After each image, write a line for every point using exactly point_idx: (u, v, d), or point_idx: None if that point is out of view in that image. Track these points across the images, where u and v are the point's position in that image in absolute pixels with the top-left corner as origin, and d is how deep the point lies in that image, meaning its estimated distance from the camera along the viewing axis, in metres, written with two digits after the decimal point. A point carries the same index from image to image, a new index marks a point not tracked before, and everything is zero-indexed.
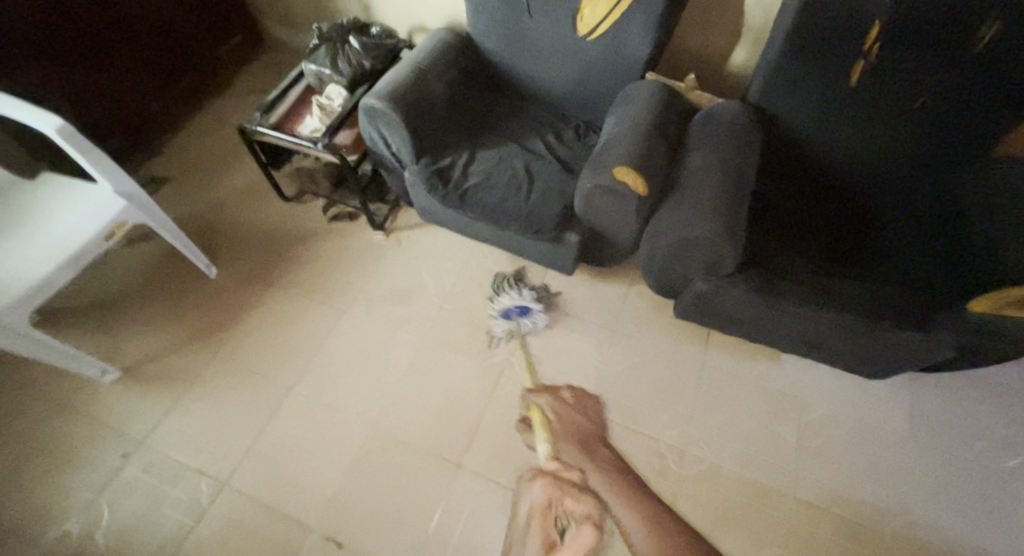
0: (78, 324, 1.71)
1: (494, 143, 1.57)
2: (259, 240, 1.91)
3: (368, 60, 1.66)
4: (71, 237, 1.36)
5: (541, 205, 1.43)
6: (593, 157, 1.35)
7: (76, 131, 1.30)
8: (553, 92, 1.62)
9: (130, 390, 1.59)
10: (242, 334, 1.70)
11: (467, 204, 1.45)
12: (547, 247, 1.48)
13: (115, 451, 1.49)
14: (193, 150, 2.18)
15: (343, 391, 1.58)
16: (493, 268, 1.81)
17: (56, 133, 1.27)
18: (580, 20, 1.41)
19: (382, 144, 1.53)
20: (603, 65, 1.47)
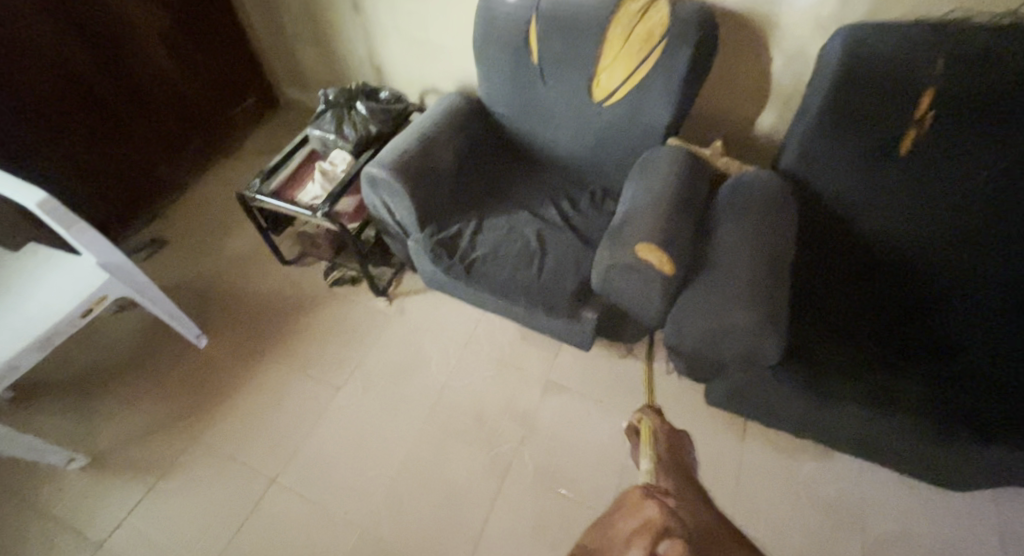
0: (52, 403, 1.57)
1: (504, 210, 1.46)
2: (254, 308, 1.80)
3: (375, 126, 1.58)
4: (45, 314, 1.26)
5: (554, 279, 1.30)
6: (612, 229, 1.23)
7: (60, 204, 1.22)
8: (567, 157, 1.52)
9: (97, 481, 1.43)
10: (227, 415, 1.55)
11: (474, 279, 1.33)
12: (562, 325, 1.34)
13: (72, 554, 1.32)
14: (194, 212, 2.11)
15: (335, 486, 1.42)
16: (503, 342, 1.67)
17: (39, 208, 1.19)
18: (596, 86, 1.33)
19: (386, 213, 1.43)
20: (621, 130, 1.38)
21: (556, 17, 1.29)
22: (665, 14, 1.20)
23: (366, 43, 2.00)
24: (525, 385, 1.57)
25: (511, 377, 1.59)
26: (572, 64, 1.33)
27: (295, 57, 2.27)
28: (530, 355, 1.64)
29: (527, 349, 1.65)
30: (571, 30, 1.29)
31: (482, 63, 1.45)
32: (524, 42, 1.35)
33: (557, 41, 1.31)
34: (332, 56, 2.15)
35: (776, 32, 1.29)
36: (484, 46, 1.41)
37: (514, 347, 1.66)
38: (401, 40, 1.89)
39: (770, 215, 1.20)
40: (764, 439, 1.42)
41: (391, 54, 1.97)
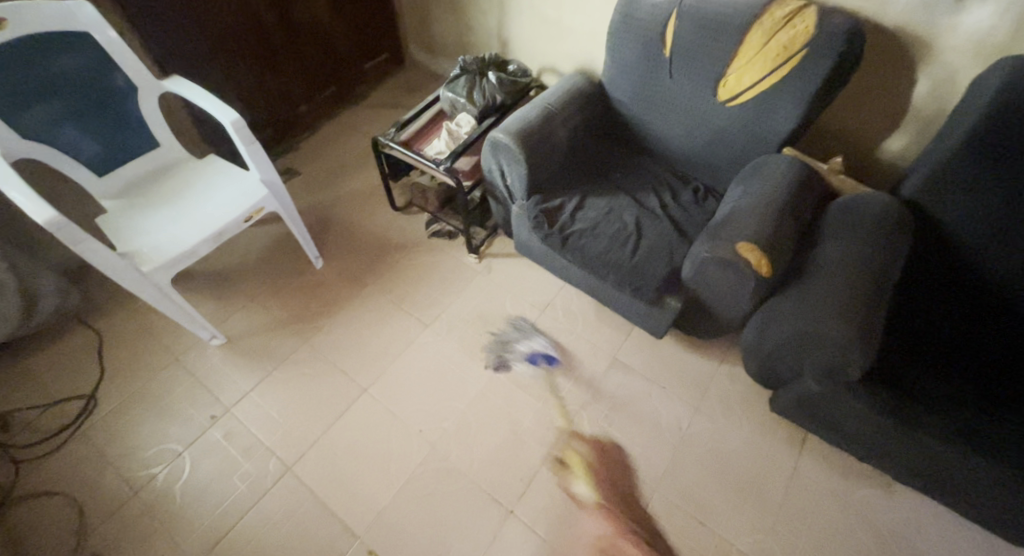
0: (199, 290, 1.89)
1: (608, 191, 1.54)
2: (365, 242, 2.02)
3: (501, 95, 1.68)
4: (220, 214, 1.53)
5: (646, 263, 1.37)
6: (713, 227, 1.28)
7: (247, 126, 1.48)
8: (676, 150, 1.56)
9: (228, 358, 1.73)
10: (330, 329, 1.79)
11: (570, 249, 1.44)
12: (643, 307, 1.42)
13: (205, 411, 1.62)
14: (324, 148, 2.36)
15: (412, 409, 1.61)
16: (579, 314, 1.78)
17: (231, 125, 1.46)
18: (723, 85, 1.36)
19: (499, 177, 1.56)
20: (738, 132, 1.40)
21: (697, 13, 1.32)
22: (811, 24, 1.20)
23: (499, 15, 2.11)
24: (592, 359, 1.68)
25: (580, 349, 1.70)
26: (703, 60, 1.36)
27: (430, 19, 2.42)
28: (601, 332, 1.73)
29: (599, 327, 1.74)
30: (708, 27, 1.32)
31: (612, 49, 1.51)
32: (659, 34, 1.39)
33: (693, 38, 1.35)
34: (464, 24, 2.29)
35: (925, 54, 1.25)
36: (619, 33, 1.47)
37: (587, 322, 1.76)
38: (532, 16, 1.98)
39: (878, 238, 1.19)
40: (820, 459, 1.44)
41: (520, 28, 2.07)
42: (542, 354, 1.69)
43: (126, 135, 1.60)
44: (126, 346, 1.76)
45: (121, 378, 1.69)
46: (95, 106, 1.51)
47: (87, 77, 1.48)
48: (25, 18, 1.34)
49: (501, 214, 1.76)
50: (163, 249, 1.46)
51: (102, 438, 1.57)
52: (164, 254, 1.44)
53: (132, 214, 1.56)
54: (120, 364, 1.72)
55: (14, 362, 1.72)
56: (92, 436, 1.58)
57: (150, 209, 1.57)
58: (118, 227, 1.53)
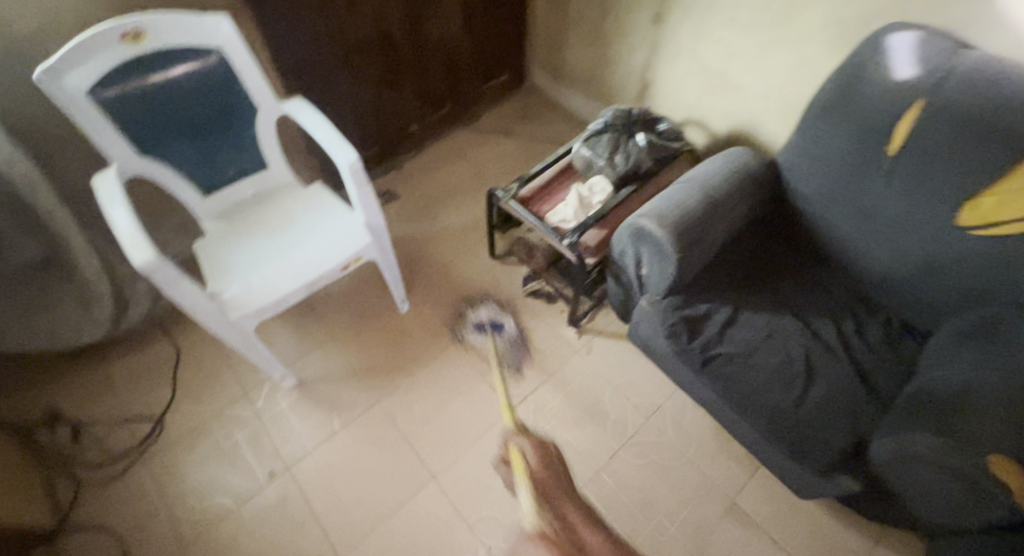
0: (278, 316, 1.77)
1: (769, 306, 1.21)
2: (456, 290, 1.82)
3: (649, 163, 1.42)
4: (316, 260, 1.37)
5: (819, 423, 1.04)
6: (937, 407, 0.92)
7: (363, 170, 1.30)
8: (866, 269, 1.20)
9: (297, 405, 1.59)
10: (406, 391, 1.60)
11: (713, 378, 1.13)
12: (801, 474, 1.09)
13: (265, 465, 1.49)
14: (428, 172, 2.18)
15: (485, 514, 1.39)
16: (692, 431, 1.47)
17: (347, 167, 1.28)
18: (970, 208, 1.00)
19: (632, 263, 1.27)
20: (979, 273, 1.03)
21: (954, 110, 0.98)
22: None
23: (648, 54, 1.81)
24: (703, 496, 1.37)
25: (690, 481, 1.40)
26: (950, 172, 1.01)
27: (565, 46, 2.17)
28: (718, 464, 1.42)
29: (716, 455, 1.43)
30: (967, 130, 0.97)
31: (810, 129, 1.18)
32: (888, 125, 1.06)
33: (942, 141, 1.00)
34: (602, 57, 2.01)
35: None
36: (826, 113, 1.14)
37: (702, 445, 1.45)
38: (691, 61, 1.66)
39: None
40: None
41: (672, 72, 1.76)
42: (490, 321, 1.73)
43: (238, 156, 1.46)
44: (199, 371, 1.66)
45: (188, 406, 1.59)
46: (213, 124, 1.37)
47: (211, 95, 1.32)
48: (163, 30, 1.20)
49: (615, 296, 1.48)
50: (252, 294, 1.32)
51: (161, 473, 1.48)
52: (253, 301, 1.30)
53: (228, 243, 1.44)
54: (190, 389, 1.63)
55: (96, 365, 1.67)
56: (153, 467, 1.49)
57: (246, 240, 1.44)
58: (212, 258, 1.40)
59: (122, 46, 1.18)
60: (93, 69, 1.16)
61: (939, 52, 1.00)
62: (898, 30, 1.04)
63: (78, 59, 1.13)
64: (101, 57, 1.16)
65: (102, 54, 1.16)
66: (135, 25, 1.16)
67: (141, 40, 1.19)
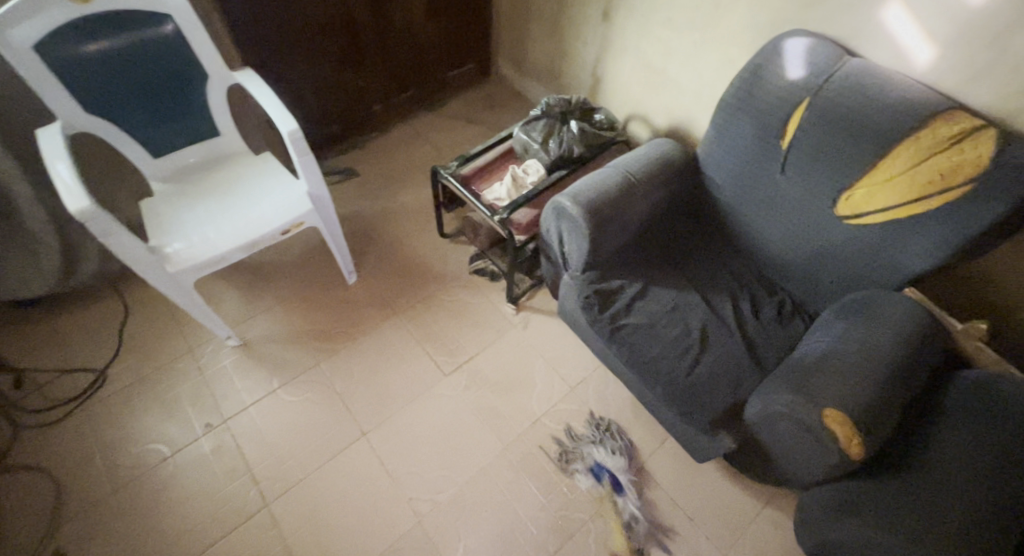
0: (229, 279, 1.82)
1: (676, 283, 1.31)
2: (403, 264, 1.89)
3: (579, 148, 1.50)
4: (258, 222, 1.43)
5: (704, 387, 1.15)
6: (799, 371, 1.03)
7: (304, 139, 1.36)
8: (766, 253, 1.31)
9: (239, 363, 1.65)
10: (346, 356, 1.67)
11: (617, 345, 1.23)
12: (690, 436, 1.19)
13: (202, 417, 1.55)
14: (389, 151, 2.25)
15: (409, 469, 1.47)
16: (611, 403, 1.57)
17: (287, 136, 1.34)
18: (844, 199, 1.11)
19: (555, 240, 1.37)
20: (854, 258, 1.14)
21: (832, 109, 1.09)
22: (980, 156, 0.95)
23: (599, 50, 1.90)
24: (615, 464, 1.47)
25: (604, 448, 1.50)
26: (830, 165, 1.12)
27: (527, 38, 2.25)
28: (633, 434, 1.52)
29: (633, 426, 1.53)
30: (842, 128, 1.08)
31: (719, 124, 1.29)
32: (780, 122, 1.17)
33: (823, 137, 1.11)
34: (559, 51, 2.10)
35: None
36: (733, 108, 1.25)
37: (621, 418, 1.54)
38: (636, 58, 1.76)
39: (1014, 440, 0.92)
40: None
41: (620, 68, 1.86)
42: (608, 472, 1.45)
43: (189, 121, 1.51)
44: (147, 327, 1.71)
45: (132, 359, 1.64)
46: (162, 87, 1.42)
47: (161, 58, 1.37)
48: None
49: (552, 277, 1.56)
50: (192, 250, 1.38)
51: (101, 421, 1.53)
52: (193, 257, 1.36)
53: (176, 202, 1.50)
54: (135, 344, 1.67)
55: (44, 317, 1.71)
56: (93, 416, 1.54)
57: (194, 201, 1.50)
58: (159, 216, 1.46)
59: (72, 6, 1.24)
60: (41, 25, 1.22)
61: (824, 57, 1.11)
62: (793, 36, 1.16)
63: (25, 12, 1.19)
64: (50, 14, 1.22)
65: (50, 11, 1.21)
66: None
67: (90, 1, 1.25)
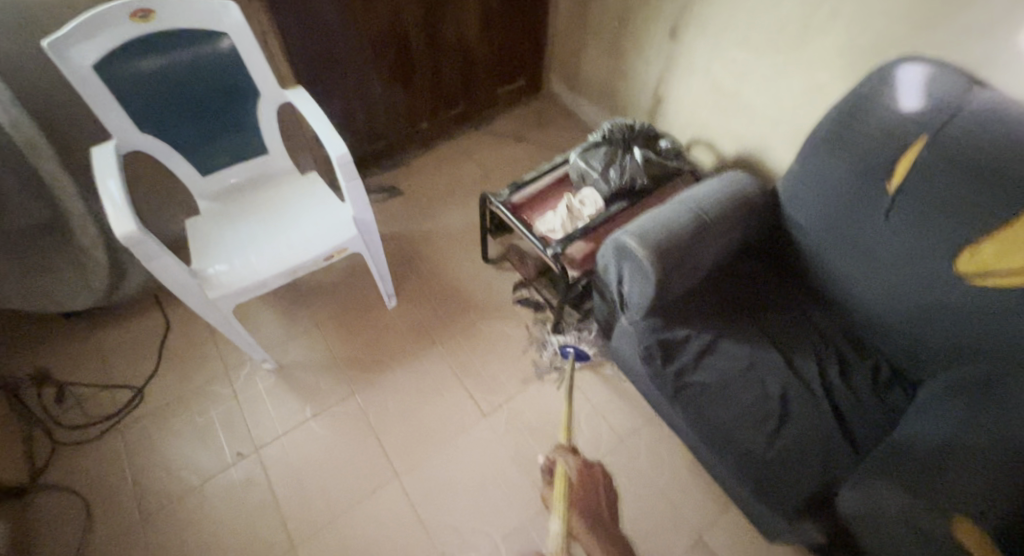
0: (268, 299, 1.78)
1: (750, 337, 1.16)
2: (444, 290, 1.80)
3: (643, 179, 1.39)
4: (301, 248, 1.37)
5: (786, 466, 0.99)
6: (910, 460, 0.86)
7: (353, 164, 1.28)
8: (858, 309, 1.14)
9: (274, 388, 1.59)
10: (381, 387, 1.59)
11: (683, 407, 1.08)
12: (767, 517, 1.03)
13: (233, 445, 1.49)
14: (434, 171, 2.17)
15: (443, 518, 1.37)
16: (664, 459, 1.43)
17: (337, 160, 1.26)
18: (968, 256, 0.94)
19: (614, 280, 1.24)
20: (975, 325, 0.96)
21: (957, 150, 0.93)
22: None
23: (662, 70, 1.77)
24: (667, 529, 1.32)
25: (657, 509, 1.35)
26: (952, 214, 0.95)
27: (583, 55, 2.14)
28: (689, 496, 1.37)
29: (688, 486, 1.38)
30: (971, 172, 0.92)
31: (809, 159, 1.14)
32: (888, 163, 1.01)
33: (945, 181, 0.95)
34: (618, 70, 1.98)
35: None
36: (828, 143, 1.09)
37: (676, 476, 1.39)
38: (704, 80, 1.63)
39: None
40: None
41: (684, 90, 1.72)
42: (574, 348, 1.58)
43: (239, 140, 1.47)
44: (185, 346, 1.68)
45: (169, 378, 1.61)
46: (214, 107, 1.38)
47: (215, 77, 1.33)
48: (172, 10, 1.22)
49: (561, 345, 1.61)
50: (233, 274, 1.32)
51: (134, 442, 1.49)
52: (232, 282, 1.31)
53: (220, 222, 1.45)
54: (173, 363, 1.64)
55: (88, 331, 1.70)
56: (127, 436, 1.50)
57: (237, 223, 1.45)
58: (202, 236, 1.42)
59: (132, 24, 1.20)
60: (100, 44, 1.18)
61: (948, 88, 0.95)
62: (908, 62, 1.00)
63: (87, 32, 1.16)
64: (109, 33, 1.18)
65: (110, 30, 1.18)
66: (143, 4, 1.18)
67: (150, 20, 1.21)
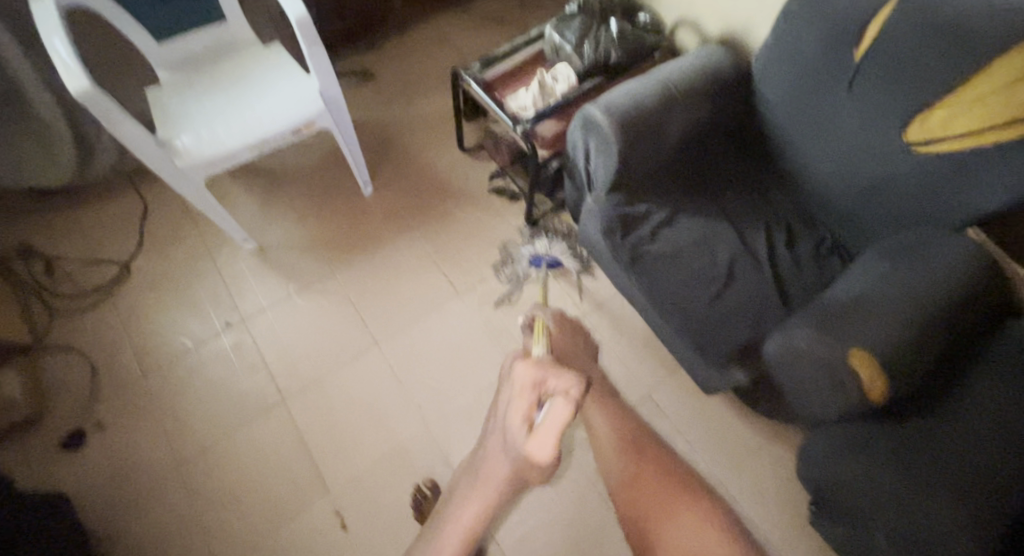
0: (245, 181, 1.79)
1: (707, 212, 1.22)
2: (420, 177, 1.81)
3: (616, 54, 1.36)
4: (267, 120, 1.35)
5: (723, 324, 1.08)
6: (831, 311, 0.95)
7: (314, 28, 1.23)
8: (813, 186, 1.19)
9: (256, 266, 1.65)
10: (360, 266, 1.66)
11: (636, 275, 1.15)
12: (703, 373, 1.14)
13: (221, 316, 1.58)
14: (410, 54, 2.09)
15: (420, 380, 1.49)
16: (624, 333, 1.54)
17: (296, 22, 1.21)
18: (918, 123, 0.97)
19: (582, 156, 1.26)
20: (914, 192, 1.02)
21: (922, 12, 0.92)
22: None
23: None
24: (622, 391, 1.46)
25: (613, 375, 1.48)
26: (909, 81, 0.97)
27: None
28: (642, 364, 1.49)
29: (643, 356, 1.50)
30: (932, 36, 0.92)
31: (782, 31, 1.13)
32: (856, 30, 1.01)
33: (907, 45, 0.95)
34: None
35: None
36: (801, 12, 1.08)
37: (633, 347, 1.51)
38: None
39: None
40: None
41: None
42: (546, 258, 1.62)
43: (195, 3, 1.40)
44: (167, 225, 1.72)
45: (154, 255, 1.66)
46: None
47: None
48: None
49: (533, 256, 1.63)
50: (200, 145, 1.32)
51: (126, 312, 1.58)
52: (201, 153, 1.31)
53: (184, 94, 1.42)
54: (156, 240, 1.69)
55: (68, 208, 1.73)
56: (119, 306, 1.58)
57: (201, 94, 1.42)
58: (166, 107, 1.39)
59: None
60: None
61: None
62: None
63: None
64: None
65: None
66: None
67: None
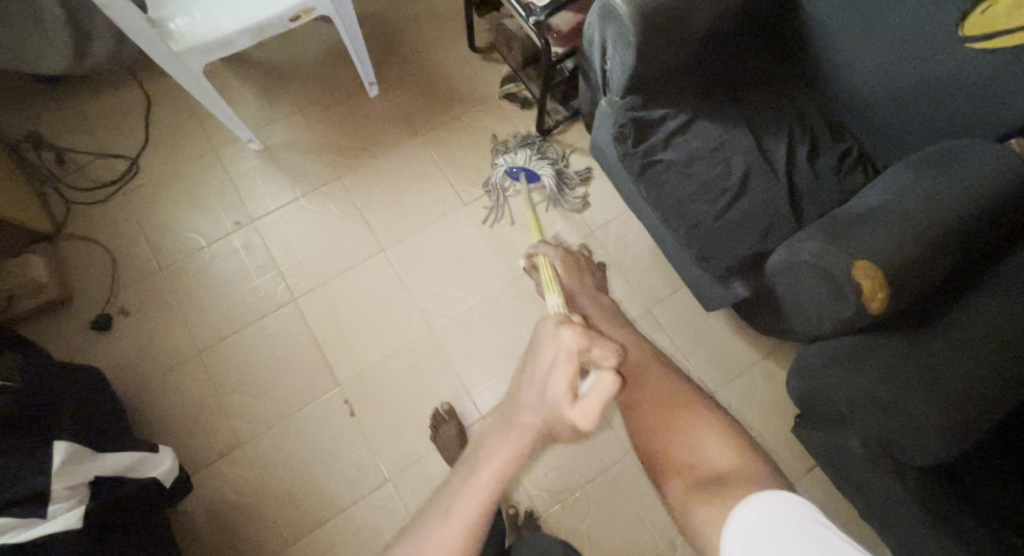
0: (247, 78, 1.73)
1: (727, 117, 1.14)
2: (428, 78, 1.73)
3: None
4: (264, 3, 1.28)
5: (730, 236, 1.05)
6: (845, 222, 0.91)
7: None
8: (849, 90, 1.14)
9: (262, 166, 1.64)
10: (367, 170, 1.63)
11: (647, 183, 1.12)
12: (706, 283, 1.15)
13: (230, 215, 1.59)
14: None
15: (427, 283, 1.51)
16: (631, 247, 1.52)
17: None
18: (977, 15, 0.90)
19: (598, 54, 1.18)
20: (957, 94, 0.97)
21: None
22: None
23: None
24: (624, 303, 1.46)
25: (617, 287, 1.48)
26: None
27: None
28: (647, 279, 1.48)
29: (648, 271, 1.49)
30: None
31: None
32: None
33: None
34: None
35: None
36: None
37: (638, 261, 1.50)
38: None
39: None
40: (822, 494, 1.29)
41: None
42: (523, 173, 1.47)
43: None
44: (172, 122, 1.69)
45: (161, 151, 1.65)
46: None
47: None
48: None
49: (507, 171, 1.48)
50: (195, 28, 1.26)
51: (137, 207, 1.59)
52: (196, 37, 1.25)
53: None
54: (163, 137, 1.67)
55: (72, 100, 1.71)
56: (130, 202, 1.60)
57: None
58: None
59: None
60: None
61: None
62: None
63: None
64: None
65: None
66: None
67: None
